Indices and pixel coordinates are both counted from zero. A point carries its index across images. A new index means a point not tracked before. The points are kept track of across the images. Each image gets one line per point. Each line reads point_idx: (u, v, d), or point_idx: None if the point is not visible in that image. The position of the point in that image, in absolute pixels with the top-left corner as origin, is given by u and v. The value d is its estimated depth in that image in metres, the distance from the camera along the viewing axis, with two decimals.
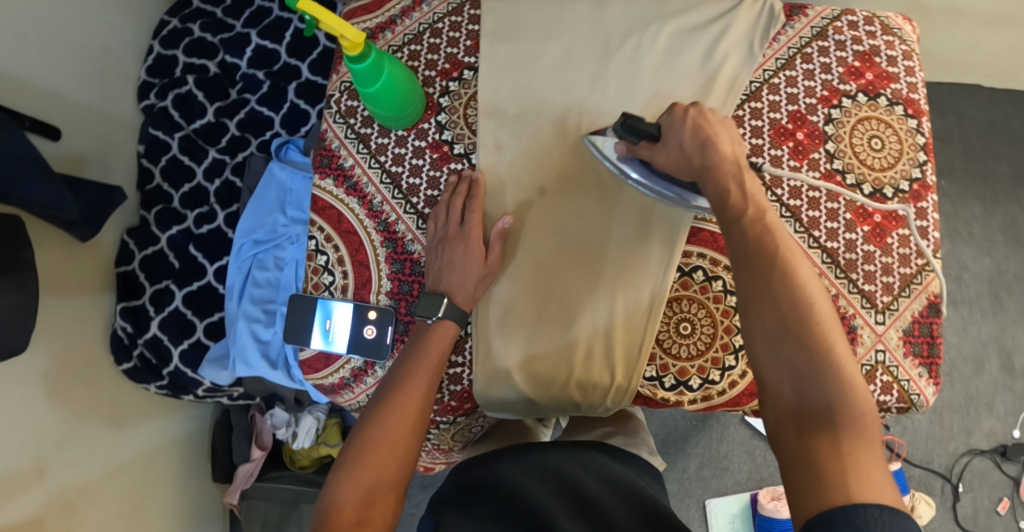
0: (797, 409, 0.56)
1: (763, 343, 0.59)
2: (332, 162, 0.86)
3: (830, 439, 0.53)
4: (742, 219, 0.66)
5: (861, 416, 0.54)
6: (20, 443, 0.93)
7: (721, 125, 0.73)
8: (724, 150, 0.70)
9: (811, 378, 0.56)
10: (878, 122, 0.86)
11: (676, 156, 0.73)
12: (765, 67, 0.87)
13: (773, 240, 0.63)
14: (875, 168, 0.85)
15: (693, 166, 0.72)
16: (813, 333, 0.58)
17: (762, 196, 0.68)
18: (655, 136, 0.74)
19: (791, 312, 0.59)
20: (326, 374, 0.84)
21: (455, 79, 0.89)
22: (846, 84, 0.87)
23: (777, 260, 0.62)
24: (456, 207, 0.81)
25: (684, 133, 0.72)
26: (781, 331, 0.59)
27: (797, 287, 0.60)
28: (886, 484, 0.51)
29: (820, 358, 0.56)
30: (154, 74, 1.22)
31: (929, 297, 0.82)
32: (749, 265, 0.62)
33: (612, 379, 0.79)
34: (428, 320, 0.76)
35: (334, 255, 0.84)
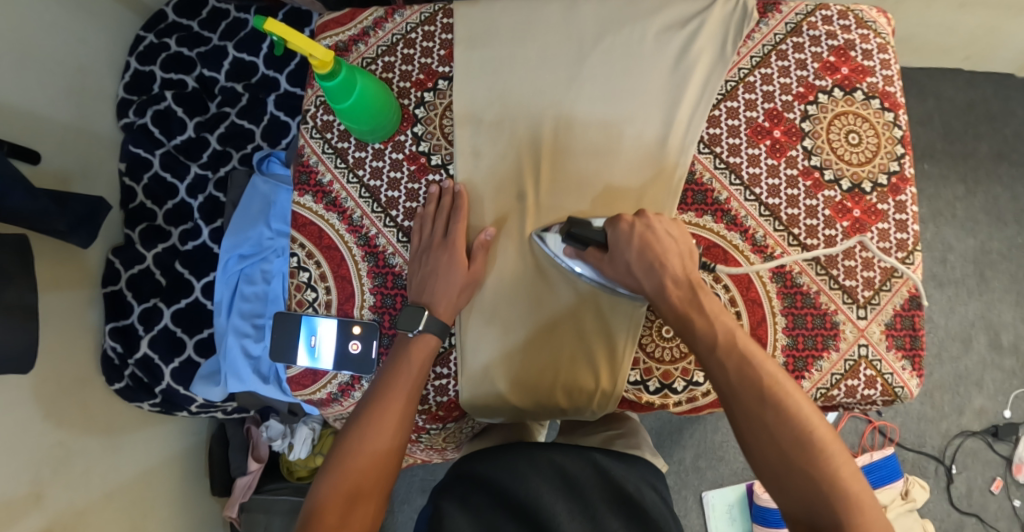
0: (815, 529, 0.60)
1: (769, 471, 0.63)
2: (310, 178, 0.86)
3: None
4: (716, 350, 0.68)
5: (870, 526, 0.59)
6: (13, 469, 0.93)
7: (670, 250, 0.74)
8: (671, 270, 0.73)
9: (821, 503, 0.60)
10: (855, 117, 0.86)
11: (623, 273, 0.75)
12: (740, 66, 0.87)
13: (752, 367, 0.67)
14: (852, 163, 0.85)
15: (643, 290, 0.74)
16: (812, 461, 0.62)
17: (722, 312, 0.71)
18: (601, 245, 0.76)
19: (785, 437, 0.63)
20: (314, 389, 0.84)
21: (430, 89, 0.88)
22: (822, 80, 0.87)
23: (767, 390, 0.65)
24: (441, 215, 0.81)
25: (630, 253, 0.74)
26: (782, 460, 0.62)
27: (785, 412, 0.64)
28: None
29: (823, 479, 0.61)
30: (132, 91, 1.21)
31: (909, 290, 0.83)
32: (741, 401, 0.65)
33: (597, 384, 0.79)
34: (410, 334, 0.76)
35: (316, 271, 0.84)
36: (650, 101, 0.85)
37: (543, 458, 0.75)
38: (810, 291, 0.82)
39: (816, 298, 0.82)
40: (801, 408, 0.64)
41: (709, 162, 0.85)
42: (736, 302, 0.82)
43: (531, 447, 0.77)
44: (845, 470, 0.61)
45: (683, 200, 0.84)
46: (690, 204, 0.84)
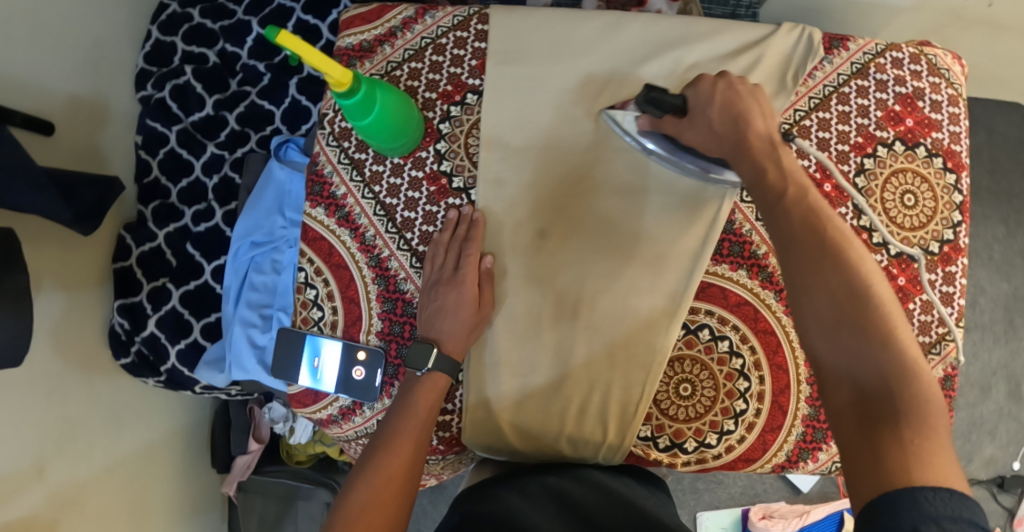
0: (854, 394, 0.53)
1: (820, 328, 0.56)
2: (324, 189, 0.82)
3: (892, 430, 0.49)
4: (787, 211, 0.61)
5: (924, 404, 0.50)
6: (19, 445, 0.93)
7: (761, 112, 0.68)
8: (755, 129, 0.67)
9: (872, 367, 0.53)
10: (913, 175, 0.79)
11: (704, 135, 0.69)
12: (796, 107, 0.80)
13: (826, 226, 0.60)
14: (904, 227, 0.79)
15: (721, 148, 0.68)
16: (870, 319, 0.54)
17: (804, 179, 0.64)
18: (680, 111, 0.70)
19: (847, 295, 0.56)
20: (314, 409, 0.82)
21: (457, 103, 0.82)
22: (883, 131, 0.80)
23: (831, 241, 0.58)
24: (453, 245, 0.77)
25: (712, 111, 0.68)
26: (834, 319, 0.55)
27: (856, 272, 0.56)
28: (953, 471, 0.47)
29: (879, 341, 0.53)
30: (151, 62, 1.18)
31: (947, 370, 0.79)
32: (797, 248, 0.59)
33: (604, 437, 0.76)
34: (418, 372, 0.74)
35: (323, 289, 0.81)
36: None
37: (535, 485, 0.70)
38: None
39: None
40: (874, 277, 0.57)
41: (751, 213, 0.78)
42: (759, 366, 0.77)
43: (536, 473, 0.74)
44: (908, 347, 0.53)
45: (718, 251, 0.78)
46: (726, 255, 0.78)
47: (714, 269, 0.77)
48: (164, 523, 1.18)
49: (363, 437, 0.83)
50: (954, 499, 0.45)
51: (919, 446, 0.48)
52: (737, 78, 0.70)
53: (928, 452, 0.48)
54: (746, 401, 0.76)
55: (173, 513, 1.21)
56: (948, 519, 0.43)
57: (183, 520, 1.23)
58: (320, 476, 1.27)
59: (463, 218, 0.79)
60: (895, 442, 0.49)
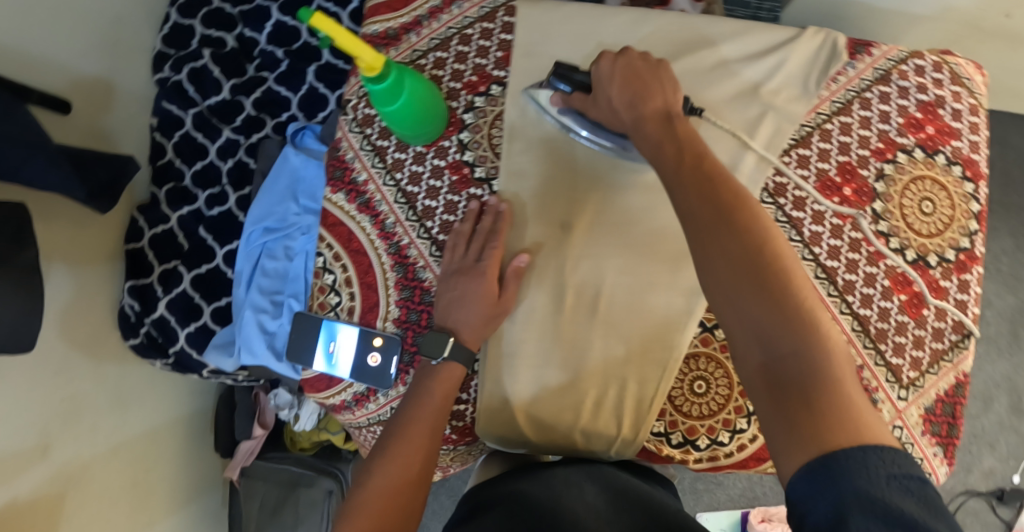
0: (764, 359, 0.50)
1: (720, 292, 0.53)
2: (345, 175, 0.82)
3: (803, 392, 0.48)
4: (681, 171, 0.58)
5: (835, 360, 0.48)
6: (24, 422, 0.93)
7: (663, 87, 0.66)
8: (653, 101, 0.64)
9: (777, 330, 0.50)
10: (932, 183, 0.80)
11: (608, 111, 0.68)
12: (819, 110, 0.80)
13: (720, 186, 0.56)
14: (921, 234, 0.79)
15: (625, 126, 0.66)
16: (771, 279, 0.51)
17: (697, 139, 0.61)
18: (585, 87, 0.70)
19: (742, 255, 0.53)
20: (328, 395, 0.82)
21: (482, 94, 0.83)
22: (904, 137, 0.80)
23: (724, 202, 0.55)
24: (480, 235, 0.77)
25: (613, 88, 0.67)
26: (734, 283, 0.52)
27: (751, 230, 0.54)
28: (873, 425, 0.46)
29: (780, 300, 0.50)
30: (169, 45, 1.17)
31: (957, 376, 0.79)
32: (694, 214, 0.55)
33: (618, 431, 0.77)
34: (433, 360, 0.74)
35: (341, 275, 0.81)
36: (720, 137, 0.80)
37: (557, 475, 0.71)
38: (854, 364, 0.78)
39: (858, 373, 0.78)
40: (770, 232, 0.54)
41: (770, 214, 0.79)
42: None
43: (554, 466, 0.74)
44: (814, 305, 0.51)
45: None
46: None
47: None
48: (166, 505, 1.18)
49: (375, 425, 0.83)
50: (879, 458, 0.44)
51: (833, 405, 0.47)
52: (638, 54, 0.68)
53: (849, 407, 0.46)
54: None
55: (176, 496, 1.21)
56: (881, 486, 0.43)
57: (185, 505, 1.23)
58: (323, 464, 1.28)
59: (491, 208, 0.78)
60: (809, 405, 0.47)
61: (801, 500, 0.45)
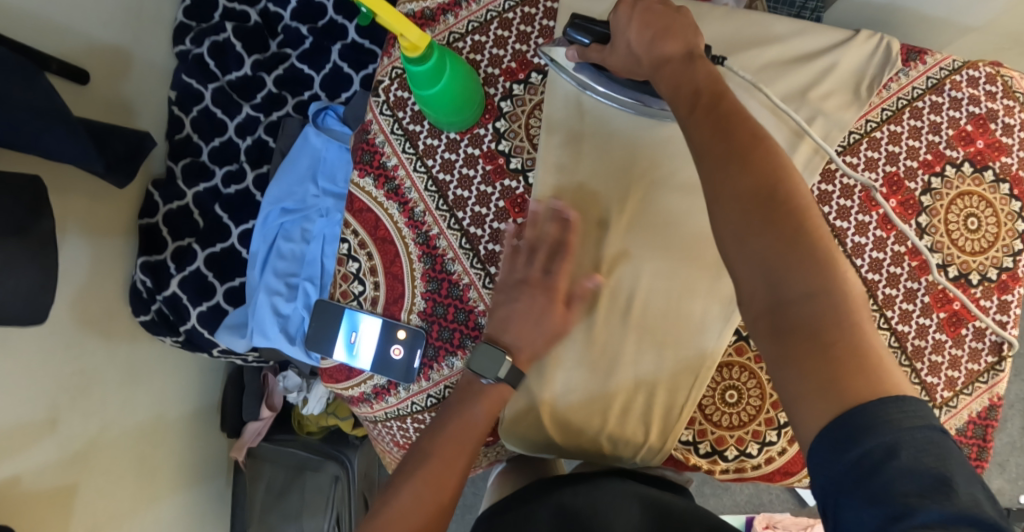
0: (773, 304, 0.48)
1: (728, 234, 0.50)
2: (374, 159, 0.80)
3: (815, 335, 0.46)
4: (694, 111, 0.53)
5: (849, 301, 0.46)
6: (33, 396, 0.92)
7: (690, 31, 0.58)
8: (676, 38, 0.57)
9: (789, 271, 0.47)
10: (979, 199, 0.78)
11: (625, 59, 0.62)
12: (869, 117, 0.78)
13: (733, 122, 0.51)
14: (965, 251, 0.77)
15: (644, 71, 0.60)
16: (784, 216, 0.48)
17: (718, 76, 0.55)
18: (603, 39, 0.65)
19: (754, 193, 0.49)
20: (347, 386, 0.80)
21: (520, 81, 0.80)
22: (953, 150, 0.78)
23: (737, 135, 0.51)
24: (540, 246, 0.74)
25: (631, 32, 0.59)
26: (744, 224, 0.49)
27: (765, 166, 0.50)
28: (890, 371, 0.44)
29: (793, 239, 0.48)
30: (191, 18, 1.13)
31: (991, 399, 0.77)
32: (706, 150, 0.51)
33: (646, 437, 0.75)
34: (484, 379, 0.72)
35: (367, 263, 0.79)
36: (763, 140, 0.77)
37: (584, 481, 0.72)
38: None
39: None
40: (786, 168, 0.50)
41: None
42: None
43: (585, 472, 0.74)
44: (829, 243, 0.48)
45: None
46: None
47: None
48: (172, 483, 1.17)
49: (393, 419, 0.81)
50: (898, 410, 0.43)
51: (848, 352, 0.45)
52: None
53: (866, 355, 0.44)
54: None
55: (183, 474, 1.20)
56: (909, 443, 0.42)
57: (190, 484, 1.21)
58: (330, 448, 1.26)
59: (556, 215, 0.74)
60: (823, 354, 0.45)
61: (822, 463, 0.44)
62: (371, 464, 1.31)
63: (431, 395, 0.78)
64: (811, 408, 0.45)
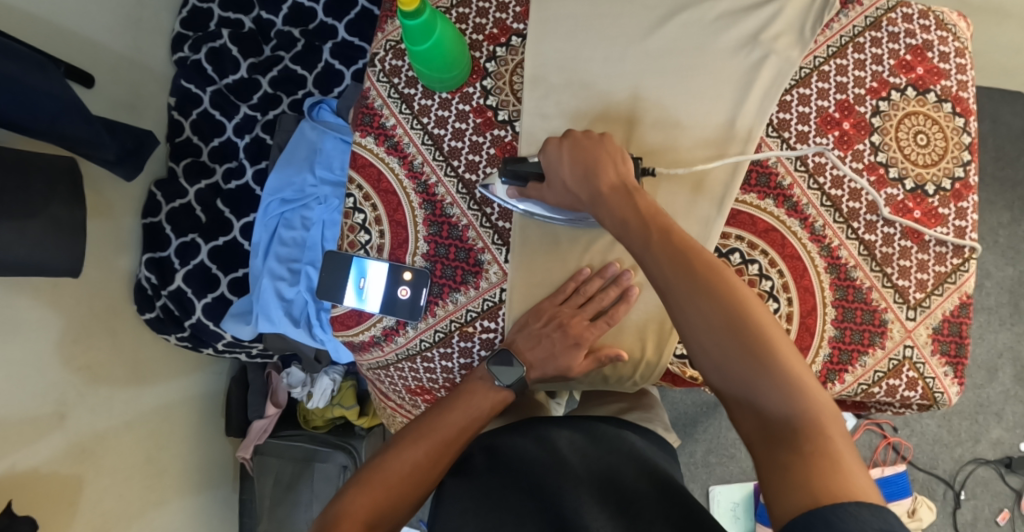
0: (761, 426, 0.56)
1: (710, 364, 0.59)
2: (374, 120, 0.86)
3: (792, 454, 0.52)
4: (650, 244, 0.64)
5: (820, 422, 0.53)
6: (43, 385, 0.95)
7: (611, 161, 0.70)
8: (604, 176, 0.69)
9: (764, 398, 0.56)
10: (924, 118, 0.85)
11: (564, 192, 0.73)
12: (815, 54, 0.86)
13: (694, 260, 0.62)
14: (918, 164, 0.84)
15: (582, 199, 0.71)
16: (754, 350, 0.57)
17: (659, 208, 0.66)
18: (538, 177, 0.75)
19: (726, 328, 0.58)
20: (357, 332, 0.84)
21: (503, 45, 0.88)
22: (896, 77, 0.86)
23: (700, 278, 0.60)
24: (598, 303, 0.78)
25: (563, 169, 0.72)
26: (722, 353, 0.58)
27: (730, 302, 0.59)
28: (865, 479, 0.50)
29: (766, 370, 0.56)
30: (187, 27, 1.21)
31: (961, 297, 0.82)
32: (673, 293, 0.61)
33: (642, 354, 0.80)
34: (497, 382, 0.77)
35: (372, 214, 0.83)
36: (722, 83, 0.85)
37: (553, 436, 0.72)
38: (863, 286, 0.82)
39: (867, 294, 0.82)
40: (748, 306, 0.59)
41: (776, 147, 0.84)
42: (787, 288, 0.82)
43: (543, 424, 0.75)
44: (795, 370, 0.56)
45: (747, 181, 0.83)
46: (753, 185, 0.83)
47: (743, 198, 0.83)
48: (176, 486, 1.17)
49: (403, 361, 0.85)
50: (870, 513, 0.46)
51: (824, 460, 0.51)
52: (581, 133, 0.73)
53: (839, 461, 0.51)
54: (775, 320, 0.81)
55: (185, 477, 1.20)
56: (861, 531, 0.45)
57: (194, 486, 1.22)
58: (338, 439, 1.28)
59: (617, 280, 0.79)
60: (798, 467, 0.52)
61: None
62: None
63: (439, 331, 0.82)
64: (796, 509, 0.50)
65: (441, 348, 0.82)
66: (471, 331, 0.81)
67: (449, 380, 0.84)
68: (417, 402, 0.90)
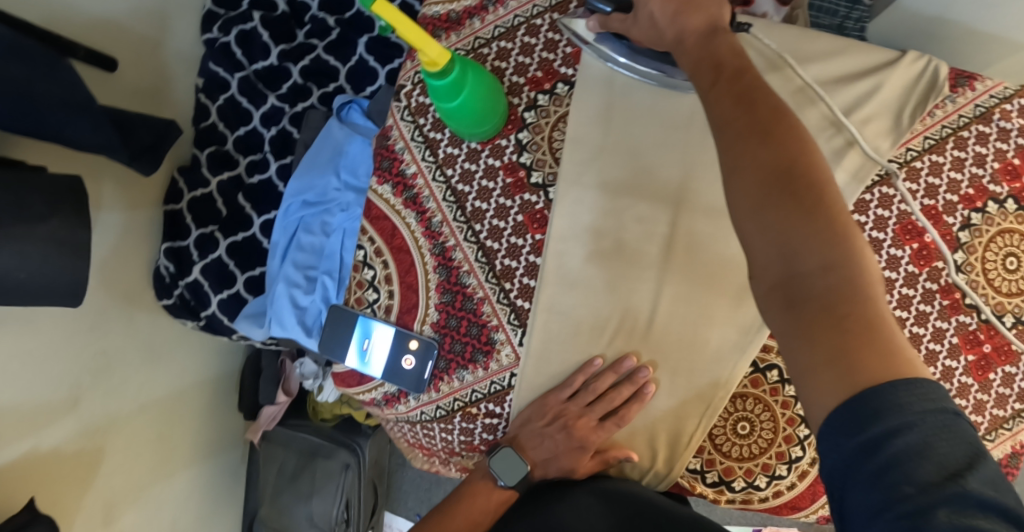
0: (784, 278, 0.47)
1: (744, 204, 0.48)
2: (393, 166, 0.79)
3: (824, 308, 0.45)
4: (716, 88, 0.52)
5: (868, 281, 0.45)
6: (55, 375, 0.95)
7: (713, 1, 0.57)
8: (696, 12, 0.57)
9: (803, 248, 0.46)
10: (1020, 237, 0.74)
11: (649, 29, 0.61)
12: (910, 146, 0.74)
13: (758, 94, 0.50)
14: (1000, 291, 0.74)
15: (666, 41, 0.59)
16: (806, 191, 0.46)
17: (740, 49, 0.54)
18: (625, 7, 0.63)
19: (776, 166, 0.48)
20: (359, 391, 0.80)
21: (546, 92, 0.78)
22: (996, 185, 0.74)
23: (761, 108, 0.49)
24: (607, 403, 0.74)
25: (653, 3, 0.59)
26: (762, 195, 0.47)
27: (792, 142, 0.48)
28: (907, 350, 0.44)
29: (815, 218, 0.46)
30: (220, 5, 1.14)
31: (1013, 446, 0.75)
32: (727, 118, 0.49)
33: (652, 463, 0.75)
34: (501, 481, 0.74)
35: (382, 272, 0.78)
36: None
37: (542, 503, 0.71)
38: None
39: None
40: (807, 141, 0.48)
41: None
42: None
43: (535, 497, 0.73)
44: (850, 222, 0.46)
45: None
46: None
47: None
48: (185, 462, 1.20)
49: (403, 422, 0.81)
50: (913, 393, 0.42)
51: (862, 332, 0.43)
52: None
53: (883, 331, 0.43)
54: (803, 448, 0.73)
55: (195, 452, 1.23)
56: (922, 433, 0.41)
57: (202, 461, 1.25)
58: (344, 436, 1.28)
59: (632, 376, 0.74)
60: (834, 329, 0.44)
61: (830, 447, 0.43)
62: (382, 451, 1.35)
63: (441, 407, 0.78)
64: (823, 382, 0.44)
65: (442, 424, 0.78)
66: (474, 413, 0.77)
67: (449, 446, 0.80)
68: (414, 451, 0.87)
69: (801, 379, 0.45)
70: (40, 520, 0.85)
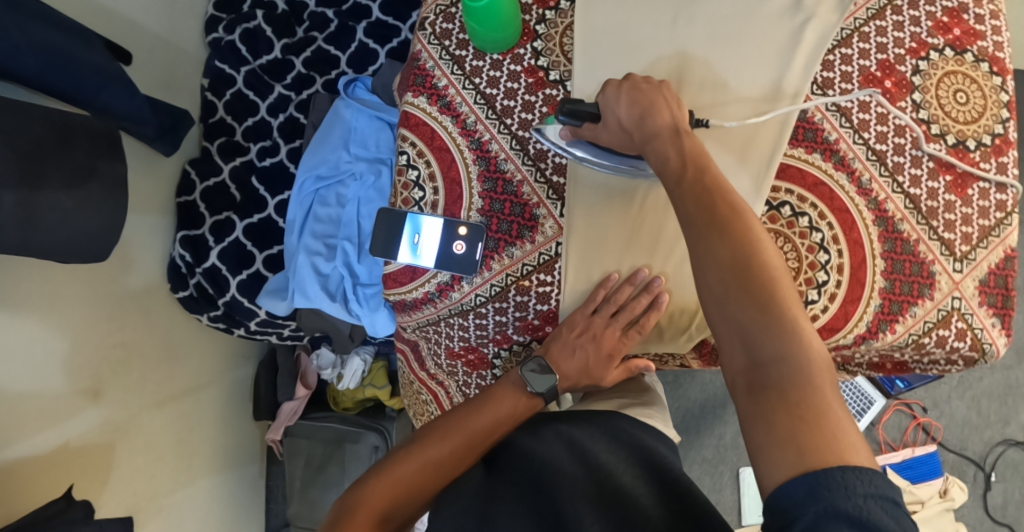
0: (748, 365, 0.57)
1: (712, 299, 0.60)
2: (426, 81, 0.87)
3: (779, 393, 0.54)
4: (681, 184, 0.64)
5: (810, 367, 0.55)
6: (79, 359, 0.92)
7: (666, 104, 0.67)
8: (659, 119, 0.67)
9: (756, 337, 0.57)
10: (963, 77, 0.87)
11: (619, 134, 0.71)
12: (856, 16, 0.88)
13: (718, 199, 0.62)
14: (959, 121, 0.87)
15: (637, 141, 0.69)
16: (761, 289, 0.58)
17: (703, 154, 0.65)
18: (594, 117, 0.72)
19: (734, 265, 0.59)
20: (410, 289, 0.86)
21: (552, 8, 0.88)
22: (934, 38, 0.88)
23: (726, 221, 0.61)
24: (629, 313, 0.80)
25: (621, 110, 0.69)
26: (723, 290, 0.59)
27: (742, 243, 0.59)
28: (850, 427, 0.52)
29: (769, 311, 0.57)
30: (221, 10, 1.22)
31: (1005, 250, 0.85)
32: (689, 231, 0.62)
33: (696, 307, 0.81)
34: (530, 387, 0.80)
35: (425, 171, 0.85)
36: (767, 48, 0.86)
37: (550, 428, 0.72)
38: (910, 238, 0.84)
39: (915, 246, 0.84)
40: (759, 247, 0.60)
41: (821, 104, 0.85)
42: (837, 240, 0.83)
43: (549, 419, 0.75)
44: (798, 316, 0.57)
45: (795, 135, 0.85)
46: (801, 140, 0.85)
47: (791, 152, 0.85)
48: (204, 469, 1.15)
49: (455, 316, 0.87)
50: (855, 476, 0.49)
51: (808, 412, 0.53)
52: (640, 78, 0.70)
53: (824, 414, 0.52)
54: (827, 272, 0.83)
55: (211, 463, 1.17)
56: (864, 507, 0.47)
57: (219, 473, 1.19)
58: (367, 420, 1.26)
59: (648, 287, 0.80)
60: (787, 412, 0.53)
61: (784, 512, 0.50)
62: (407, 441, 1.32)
63: (494, 285, 0.84)
64: (776, 461, 0.52)
65: (497, 302, 0.84)
66: (527, 285, 0.83)
67: (501, 334, 0.88)
68: (457, 365, 0.94)
69: (760, 455, 0.53)
70: (77, 506, 0.80)
